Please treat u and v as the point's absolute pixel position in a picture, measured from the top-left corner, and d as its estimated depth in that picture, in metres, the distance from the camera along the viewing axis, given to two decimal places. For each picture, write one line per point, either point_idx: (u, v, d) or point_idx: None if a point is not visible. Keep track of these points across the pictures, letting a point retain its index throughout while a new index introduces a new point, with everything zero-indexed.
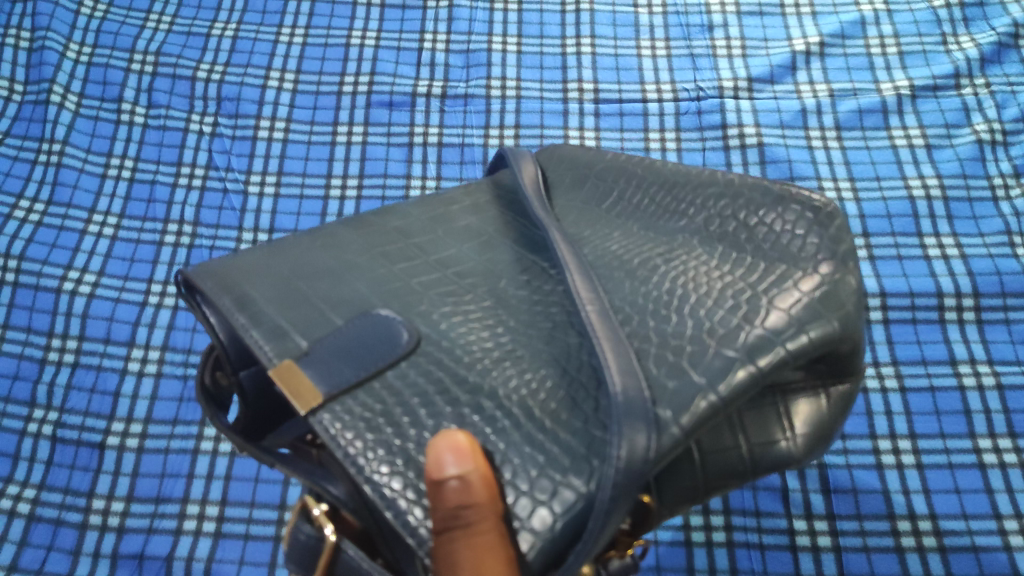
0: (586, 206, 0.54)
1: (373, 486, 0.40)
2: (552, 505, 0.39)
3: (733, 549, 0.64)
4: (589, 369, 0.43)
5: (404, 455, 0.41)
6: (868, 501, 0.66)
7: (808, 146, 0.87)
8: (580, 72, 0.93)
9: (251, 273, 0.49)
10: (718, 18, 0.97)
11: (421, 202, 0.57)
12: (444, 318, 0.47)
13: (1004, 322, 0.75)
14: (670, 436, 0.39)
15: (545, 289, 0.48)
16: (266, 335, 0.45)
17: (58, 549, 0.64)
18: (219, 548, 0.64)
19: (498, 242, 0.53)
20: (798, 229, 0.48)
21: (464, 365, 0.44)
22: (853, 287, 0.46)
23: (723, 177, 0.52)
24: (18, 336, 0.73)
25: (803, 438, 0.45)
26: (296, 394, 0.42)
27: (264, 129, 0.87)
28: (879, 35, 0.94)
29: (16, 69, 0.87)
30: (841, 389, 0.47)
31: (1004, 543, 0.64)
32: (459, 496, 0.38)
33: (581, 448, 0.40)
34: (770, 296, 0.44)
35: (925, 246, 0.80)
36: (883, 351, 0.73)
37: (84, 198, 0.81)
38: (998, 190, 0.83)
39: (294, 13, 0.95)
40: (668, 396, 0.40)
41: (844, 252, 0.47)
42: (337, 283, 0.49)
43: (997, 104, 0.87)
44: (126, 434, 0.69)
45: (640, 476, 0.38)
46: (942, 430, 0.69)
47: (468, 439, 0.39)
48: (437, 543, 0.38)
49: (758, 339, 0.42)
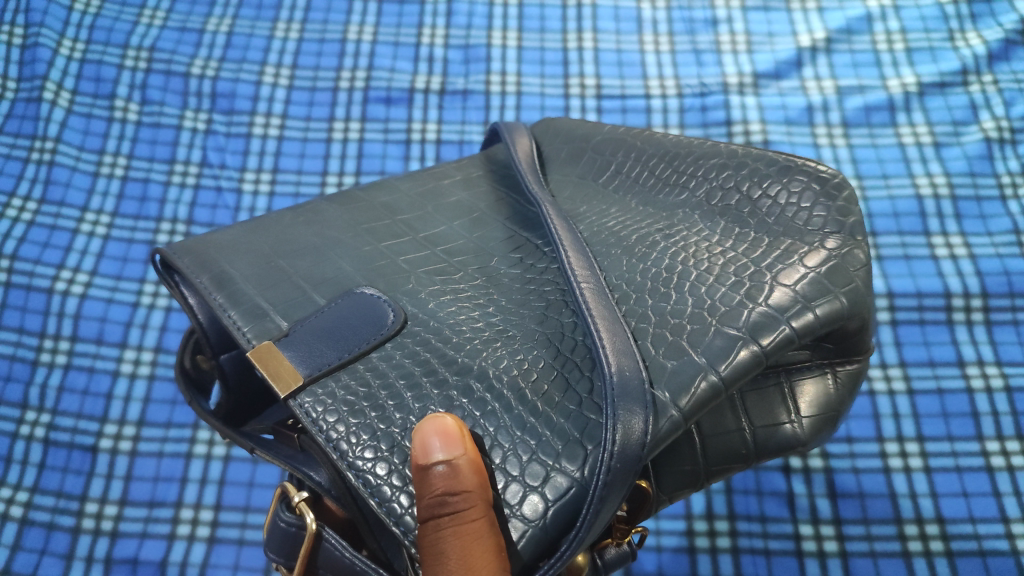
0: (583, 180, 0.54)
1: (356, 472, 0.37)
2: (544, 491, 0.36)
3: (739, 556, 0.62)
4: (583, 348, 0.40)
5: (389, 440, 0.38)
6: (875, 506, 0.64)
7: (815, 143, 0.85)
8: (582, 67, 0.92)
9: (230, 251, 0.48)
10: (722, 13, 0.95)
11: (411, 177, 0.57)
12: (432, 298, 0.46)
13: (1013, 323, 0.72)
14: (670, 419, 0.37)
15: (538, 267, 0.47)
16: (245, 316, 0.44)
17: (51, 553, 0.61)
18: (213, 553, 0.62)
19: (491, 218, 0.52)
20: (804, 201, 0.47)
21: (452, 346, 0.42)
22: (862, 260, 0.44)
23: (726, 149, 0.51)
24: (9, 336, 0.70)
25: (810, 421, 0.43)
26: (276, 376, 0.41)
27: (260, 126, 0.86)
28: (885, 31, 0.93)
29: (8, 66, 0.85)
30: (850, 369, 0.45)
31: (1011, 547, 0.61)
32: (446, 482, 0.35)
33: (575, 432, 0.37)
34: (773, 272, 0.42)
35: (932, 246, 0.78)
36: (891, 353, 0.71)
37: (77, 196, 0.79)
38: (1007, 188, 0.80)
39: (291, 8, 0.94)
40: (666, 377, 0.38)
41: (853, 225, 0.45)
42: (321, 261, 0.48)
43: (1005, 102, 0.85)
44: (119, 436, 0.67)
45: (637, 462, 0.36)
46: (950, 433, 0.67)
47: (456, 423, 0.37)
48: (422, 532, 0.35)
49: (761, 317, 0.40)
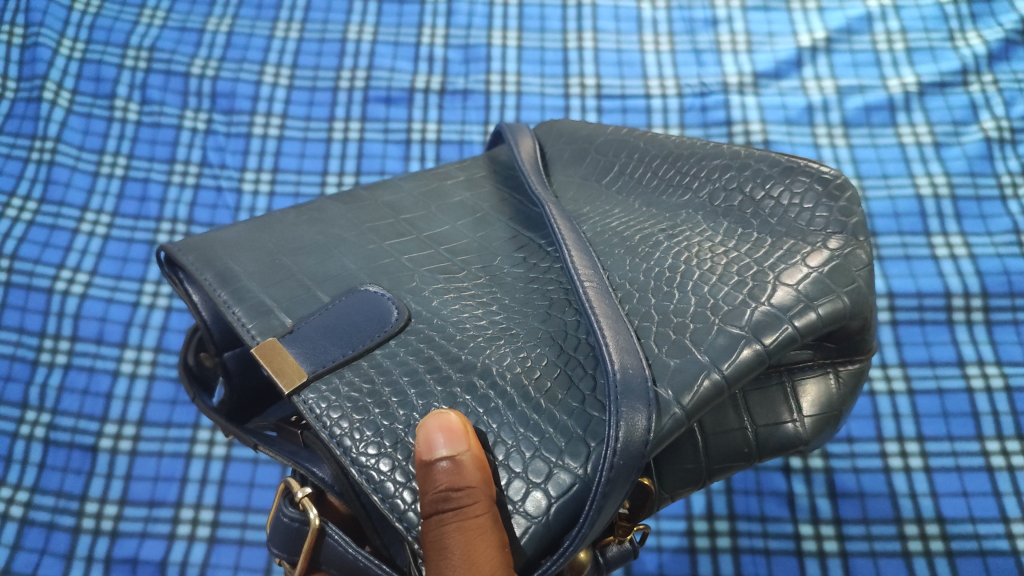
0: (586, 181, 0.54)
1: (359, 468, 0.37)
2: (547, 488, 0.36)
3: (739, 555, 0.62)
4: (586, 346, 0.40)
5: (392, 437, 0.38)
6: (875, 505, 0.64)
7: (816, 143, 0.85)
8: (582, 67, 0.92)
9: (234, 248, 0.48)
10: (722, 13, 0.95)
11: (415, 177, 0.57)
12: (436, 296, 0.46)
13: (1012, 323, 0.72)
14: (672, 417, 0.37)
15: (542, 267, 0.47)
16: (250, 313, 0.44)
17: (51, 552, 0.61)
18: (213, 553, 0.62)
19: (494, 219, 0.52)
20: (806, 202, 0.47)
21: (455, 344, 0.42)
22: (865, 260, 0.44)
23: (729, 150, 0.51)
24: (9, 336, 0.70)
25: (811, 420, 0.43)
26: (280, 373, 0.41)
27: (260, 126, 0.86)
28: (886, 31, 0.93)
29: (7, 65, 0.84)
30: (852, 368, 0.45)
31: (1011, 547, 0.61)
32: (450, 478, 0.35)
33: (577, 429, 0.37)
34: (776, 272, 0.42)
35: (932, 246, 0.78)
36: (891, 353, 0.71)
37: (76, 196, 0.79)
38: (1007, 188, 0.81)
39: (292, 8, 0.94)
40: (669, 374, 0.38)
41: (856, 225, 0.45)
42: (324, 259, 0.48)
43: (1005, 102, 0.85)
44: (120, 436, 0.66)
45: (640, 459, 0.36)
46: (950, 433, 0.67)
47: (460, 420, 0.37)
48: (426, 527, 0.35)
49: (764, 316, 0.40)
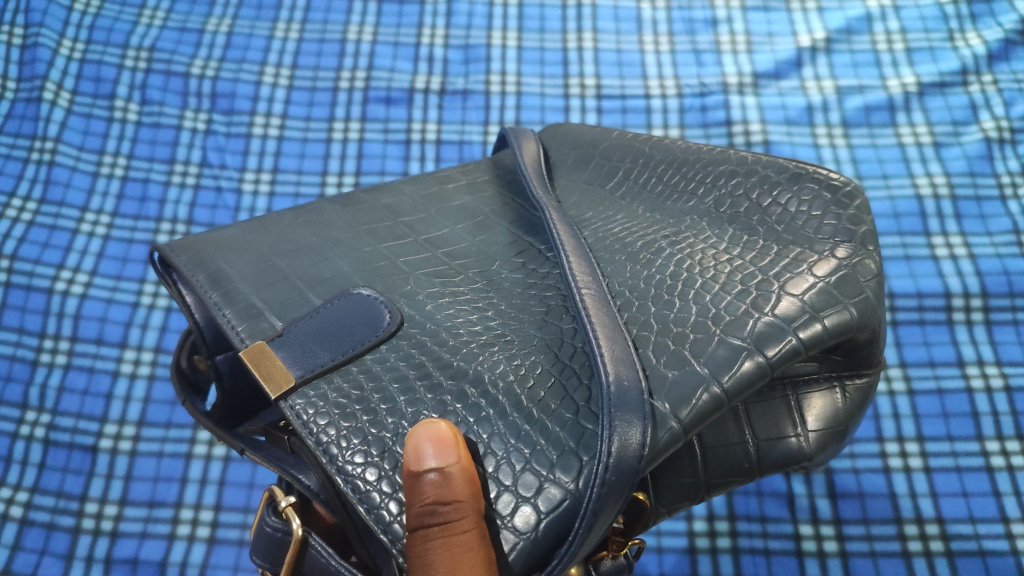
0: (589, 186, 0.53)
1: (345, 477, 0.36)
2: (537, 503, 0.35)
3: (739, 556, 0.60)
4: (582, 355, 0.39)
5: (380, 445, 0.37)
6: (875, 505, 0.62)
7: (815, 144, 0.83)
8: (582, 68, 0.91)
9: (229, 250, 0.48)
10: (722, 13, 0.94)
11: (416, 180, 0.56)
12: (430, 300, 0.45)
13: (1012, 323, 0.71)
14: (669, 431, 0.35)
15: (540, 273, 0.46)
16: (239, 315, 0.43)
17: (51, 553, 0.60)
18: (213, 554, 0.61)
19: (494, 223, 0.51)
20: (814, 209, 0.45)
21: (448, 349, 0.41)
22: (873, 270, 0.42)
23: (735, 155, 0.50)
24: (9, 337, 0.69)
25: (815, 434, 0.42)
26: (267, 377, 0.40)
27: (259, 126, 0.85)
28: (886, 31, 0.91)
29: (8, 66, 0.84)
30: (858, 382, 0.43)
31: (1011, 547, 0.59)
32: (437, 490, 0.34)
33: (570, 442, 0.36)
34: (781, 281, 0.41)
35: (932, 246, 0.76)
36: (891, 354, 0.70)
37: (76, 197, 0.78)
38: (1006, 189, 0.78)
39: (291, 8, 0.93)
40: (666, 387, 0.37)
41: (864, 234, 0.43)
42: (319, 261, 0.47)
43: (1005, 102, 0.83)
44: (119, 436, 0.66)
45: (633, 473, 0.34)
46: (950, 433, 0.65)
47: (451, 430, 0.35)
48: (411, 542, 0.34)
49: (767, 327, 0.38)
